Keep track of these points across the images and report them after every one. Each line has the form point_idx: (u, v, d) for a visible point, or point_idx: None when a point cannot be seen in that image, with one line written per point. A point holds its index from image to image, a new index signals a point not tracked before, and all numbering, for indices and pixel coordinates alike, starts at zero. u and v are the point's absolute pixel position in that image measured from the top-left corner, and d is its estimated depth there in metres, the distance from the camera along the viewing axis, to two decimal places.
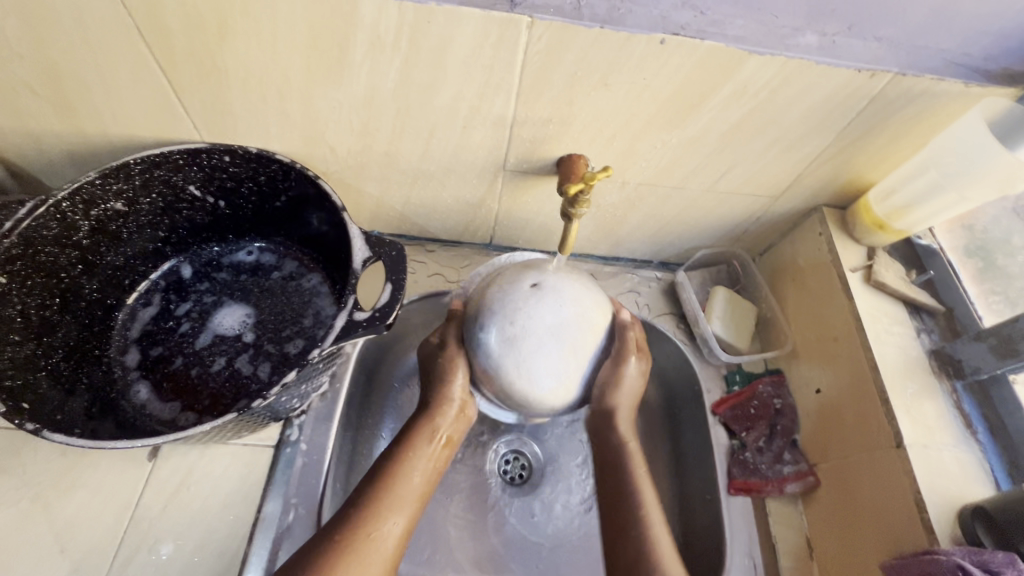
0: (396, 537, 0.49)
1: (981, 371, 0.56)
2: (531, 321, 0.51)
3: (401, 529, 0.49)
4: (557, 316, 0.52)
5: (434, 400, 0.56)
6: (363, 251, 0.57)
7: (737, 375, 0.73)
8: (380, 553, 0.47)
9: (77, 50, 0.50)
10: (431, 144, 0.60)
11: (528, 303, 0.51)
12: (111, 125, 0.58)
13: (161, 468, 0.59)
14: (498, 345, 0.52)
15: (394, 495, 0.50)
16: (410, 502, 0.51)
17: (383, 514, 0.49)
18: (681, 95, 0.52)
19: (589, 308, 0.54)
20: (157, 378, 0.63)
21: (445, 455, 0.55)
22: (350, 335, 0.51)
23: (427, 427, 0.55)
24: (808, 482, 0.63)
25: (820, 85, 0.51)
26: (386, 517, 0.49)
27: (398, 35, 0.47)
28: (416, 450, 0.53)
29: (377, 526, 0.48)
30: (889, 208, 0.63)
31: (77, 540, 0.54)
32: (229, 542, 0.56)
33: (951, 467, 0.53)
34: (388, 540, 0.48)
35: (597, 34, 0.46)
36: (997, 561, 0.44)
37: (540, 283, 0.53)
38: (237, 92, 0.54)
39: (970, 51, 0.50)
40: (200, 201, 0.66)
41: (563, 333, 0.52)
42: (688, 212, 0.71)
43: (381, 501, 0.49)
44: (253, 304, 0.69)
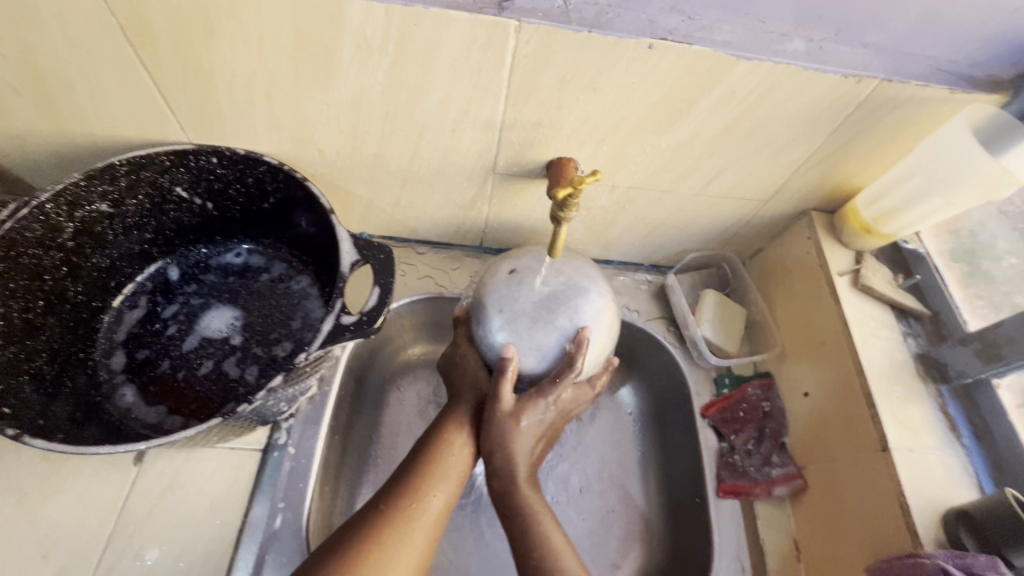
0: (440, 508, 0.52)
1: (966, 375, 0.57)
2: (519, 300, 0.56)
3: (445, 501, 0.53)
4: (543, 291, 0.56)
5: (462, 385, 0.60)
6: (352, 254, 0.56)
7: (727, 379, 0.73)
8: (428, 522, 0.51)
9: (60, 50, 0.49)
10: (420, 147, 0.60)
11: (510, 287, 0.56)
12: (97, 126, 0.58)
13: (146, 472, 0.58)
14: (498, 335, 0.56)
15: (435, 470, 0.54)
16: (450, 477, 0.54)
17: (427, 487, 0.53)
18: (670, 99, 0.53)
19: (570, 275, 0.58)
20: (143, 381, 0.62)
21: (479, 435, 0.59)
22: (337, 339, 0.51)
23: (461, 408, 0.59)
24: (795, 484, 0.63)
25: (807, 91, 0.51)
26: (430, 489, 0.52)
27: (386, 37, 0.47)
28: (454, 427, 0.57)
29: (422, 497, 0.52)
30: (876, 212, 0.64)
31: (61, 545, 0.54)
32: (215, 547, 0.55)
33: (936, 470, 0.53)
34: (435, 510, 0.52)
35: (585, 38, 0.46)
36: (979, 564, 0.45)
37: (517, 270, 0.58)
38: (225, 94, 0.54)
39: (955, 57, 0.50)
40: (188, 202, 0.66)
41: (551, 302, 0.55)
42: (678, 215, 0.71)
43: (424, 478, 0.53)
44: (241, 306, 0.68)
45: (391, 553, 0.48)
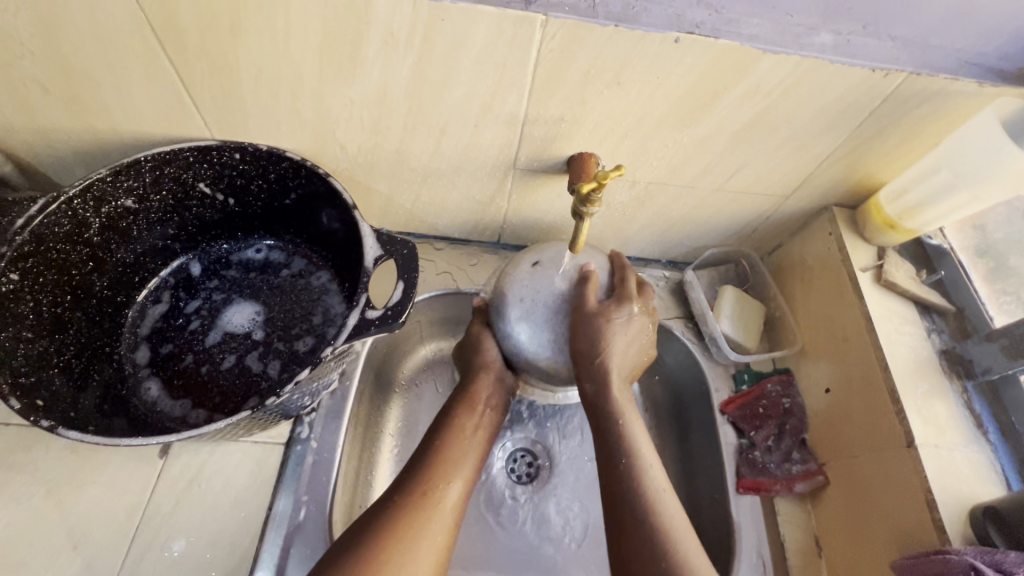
0: (456, 496, 0.53)
1: (992, 371, 0.56)
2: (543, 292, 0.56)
3: (461, 488, 0.54)
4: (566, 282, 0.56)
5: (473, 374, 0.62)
6: (375, 249, 0.57)
7: (746, 375, 0.73)
8: (445, 512, 0.51)
9: (89, 47, 0.50)
10: (441, 142, 0.60)
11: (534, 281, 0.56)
12: (123, 122, 0.58)
13: (172, 465, 0.59)
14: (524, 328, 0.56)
15: (447, 459, 0.55)
16: (463, 465, 0.55)
17: (440, 477, 0.53)
18: (694, 94, 0.52)
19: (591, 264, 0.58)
20: (167, 375, 0.63)
21: (490, 420, 0.61)
22: (363, 334, 0.51)
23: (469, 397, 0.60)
24: (817, 481, 0.63)
25: (834, 85, 0.51)
26: (443, 479, 0.53)
27: (412, 32, 0.47)
28: (462, 416, 0.59)
29: (436, 487, 0.52)
30: (900, 208, 0.63)
31: (90, 536, 0.54)
32: (240, 539, 0.56)
33: (963, 467, 0.53)
34: (450, 498, 0.52)
35: (611, 32, 0.46)
36: (1009, 560, 0.44)
37: (540, 262, 0.58)
38: (249, 89, 0.54)
39: (985, 50, 0.50)
40: (210, 198, 0.66)
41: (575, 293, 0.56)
42: (697, 211, 0.71)
43: (438, 468, 0.54)
44: (262, 301, 0.69)
45: (412, 545, 0.48)
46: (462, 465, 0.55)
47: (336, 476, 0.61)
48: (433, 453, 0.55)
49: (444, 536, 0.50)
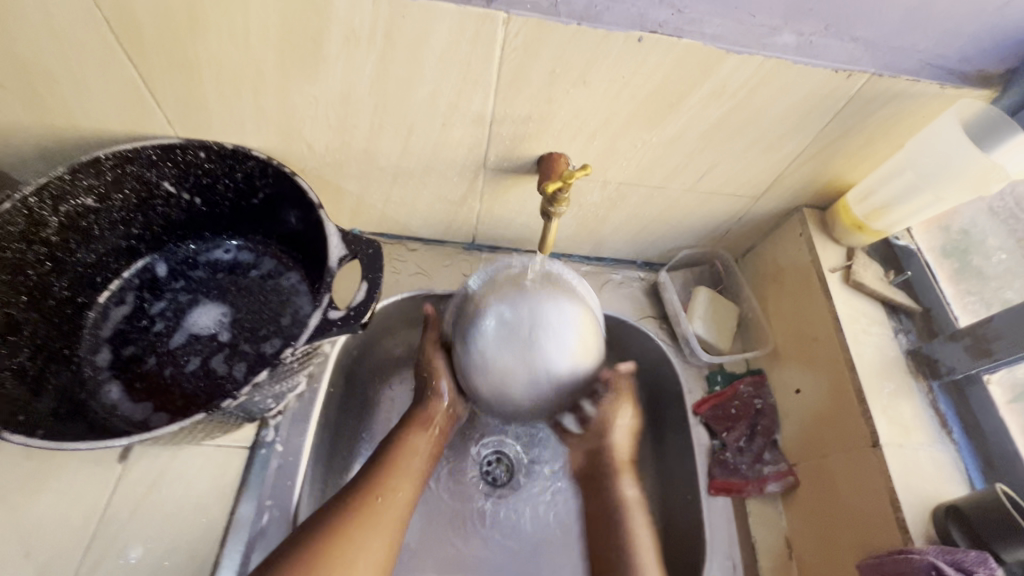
0: (405, 502, 0.54)
1: (956, 371, 0.56)
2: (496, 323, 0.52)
3: (409, 497, 0.55)
4: (520, 312, 0.52)
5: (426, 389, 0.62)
6: (339, 249, 0.56)
7: (719, 376, 0.73)
8: (392, 518, 0.53)
9: (44, 42, 0.49)
10: (409, 141, 0.60)
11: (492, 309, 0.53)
12: (82, 118, 0.57)
13: (132, 469, 0.58)
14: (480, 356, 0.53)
15: (399, 468, 0.56)
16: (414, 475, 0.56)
17: (395, 484, 0.55)
18: (660, 93, 0.52)
19: (557, 296, 0.54)
20: (129, 378, 0.61)
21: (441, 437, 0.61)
22: (324, 334, 0.51)
23: (423, 413, 0.61)
24: (787, 482, 0.63)
25: (798, 85, 0.51)
26: (397, 484, 0.55)
27: (373, 29, 0.47)
28: (416, 433, 0.59)
29: (392, 491, 0.54)
30: (867, 208, 0.64)
31: (43, 543, 0.53)
32: (200, 545, 0.55)
33: (927, 466, 0.53)
34: (397, 507, 0.54)
35: (574, 31, 0.46)
36: (969, 560, 0.45)
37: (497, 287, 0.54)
38: (211, 87, 0.54)
39: (945, 52, 0.50)
40: (175, 198, 0.65)
41: (532, 328, 0.51)
42: (669, 212, 0.71)
43: (390, 473, 0.55)
44: (229, 303, 0.68)
45: (360, 546, 0.50)
46: (412, 475, 0.57)
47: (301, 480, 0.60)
48: (389, 459, 0.57)
49: (388, 544, 0.51)
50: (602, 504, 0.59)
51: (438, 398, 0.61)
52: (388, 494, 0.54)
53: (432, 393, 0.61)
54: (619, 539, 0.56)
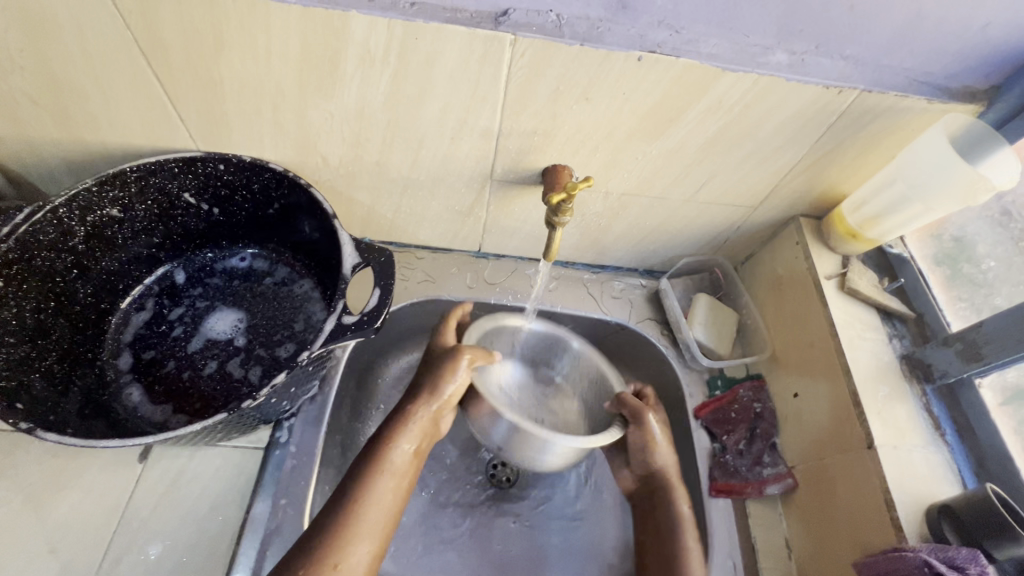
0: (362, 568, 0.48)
1: (948, 375, 0.58)
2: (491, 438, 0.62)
3: (368, 559, 0.49)
4: (510, 442, 0.61)
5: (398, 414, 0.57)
6: (353, 257, 0.59)
7: (719, 380, 0.75)
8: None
9: (77, 63, 0.52)
10: (420, 154, 0.62)
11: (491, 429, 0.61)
12: (108, 133, 0.60)
13: (152, 469, 0.60)
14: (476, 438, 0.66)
15: (360, 524, 0.49)
16: (374, 532, 0.50)
17: (353, 547, 0.48)
18: (660, 109, 0.55)
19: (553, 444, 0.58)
20: (150, 381, 0.64)
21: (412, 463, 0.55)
22: (338, 339, 0.53)
23: (384, 455, 0.53)
24: (787, 484, 0.64)
25: (791, 101, 0.53)
26: (353, 548, 0.48)
27: (388, 49, 0.49)
28: (378, 475, 0.52)
29: (348, 557, 0.47)
30: (860, 218, 0.66)
31: (67, 539, 0.55)
32: (217, 543, 0.57)
33: (920, 467, 0.55)
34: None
35: (577, 51, 0.49)
36: (960, 557, 0.47)
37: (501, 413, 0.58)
38: (233, 104, 0.56)
39: (932, 70, 0.53)
40: (195, 208, 0.68)
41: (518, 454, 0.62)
42: (669, 221, 0.73)
43: (346, 530, 0.48)
44: (245, 309, 0.70)
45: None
46: (371, 531, 0.50)
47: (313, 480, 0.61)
48: (348, 514, 0.49)
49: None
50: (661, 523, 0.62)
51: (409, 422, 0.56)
52: (341, 564, 0.47)
53: (402, 419, 0.56)
54: (677, 552, 0.59)
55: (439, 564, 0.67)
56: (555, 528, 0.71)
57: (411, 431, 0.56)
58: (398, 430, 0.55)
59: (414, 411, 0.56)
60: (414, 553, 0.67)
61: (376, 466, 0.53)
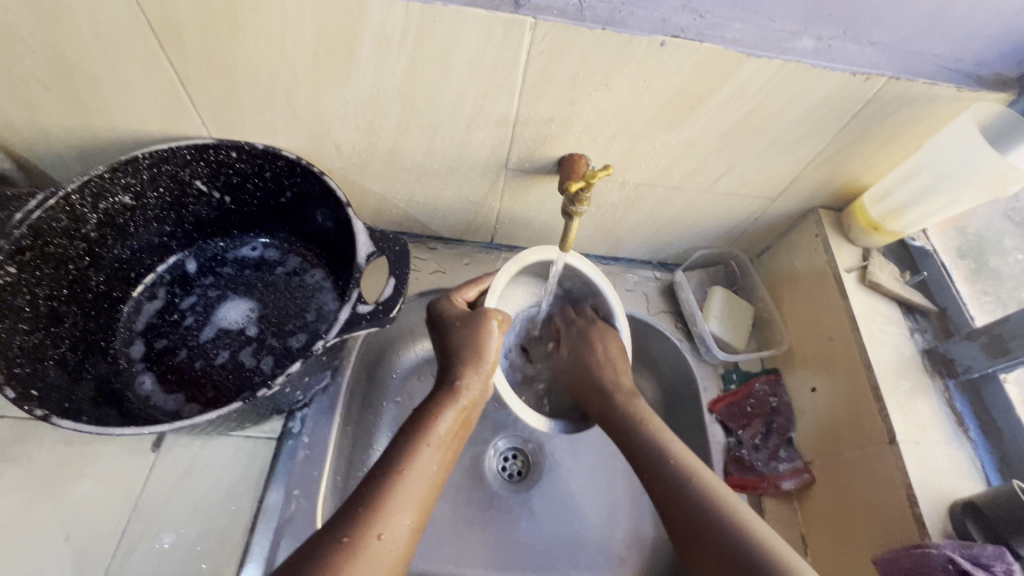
0: (401, 541, 0.43)
1: (973, 370, 0.57)
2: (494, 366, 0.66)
3: (410, 531, 0.44)
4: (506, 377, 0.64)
5: (446, 384, 0.53)
6: (367, 246, 0.58)
7: (735, 374, 0.74)
8: (386, 559, 0.42)
9: (89, 47, 0.51)
10: (434, 142, 0.61)
11: None
12: (120, 119, 0.59)
13: (164, 458, 0.60)
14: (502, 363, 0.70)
15: (405, 493, 0.45)
16: (417, 502, 0.45)
17: (394, 518, 0.43)
18: (681, 97, 0.54)
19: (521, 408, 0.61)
20: (161, 369, 0.64)
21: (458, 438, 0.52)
22: (353, 328, 0.52)
23: (430, 425, 0.50)
24: (803, 480, 0.64)
25: (815, 89, 0.52)
26: (396, 519, 0.43)
27: (405, 34, 0.48)
28: (422, 446, 0.48)
29: (390, 528, 0.43)
30: (883, 210, 0.64)
31: (82, 528, 0.56)
32: (231, 533, 0.57)
33: (943, 463, 0.54)
34: (391, 550, 0.42)
35: (598, 35, 0.47)
36: (986, 554, 0.46)
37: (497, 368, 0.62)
38: (246, 89, 0.55)
39: (962, 56, 0.51)
40: (206, 196, 0.67)
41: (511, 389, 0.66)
42: (685, 212, 0.72)
43: (389, 499, 0.44)
44: (256, 298, 0.70)
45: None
46: (411, 503, 0.45)
47: (328, 470, 0.61)
48: (389, 482, 0.45)
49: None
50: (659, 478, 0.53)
51: (458, 394, 0.53)
52: (383, 534, 0.42)
53: (450, 386, 0.53)
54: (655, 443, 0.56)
55: (451, 556, 0.67)
56: (567, 521, 0.70)
57: (456, 402, 0.52)
58: (444, 402, 0.52)
59: (460, 383, 0.53)
60: (425, 546, 0.67)
61: (422, 434, 0.49)
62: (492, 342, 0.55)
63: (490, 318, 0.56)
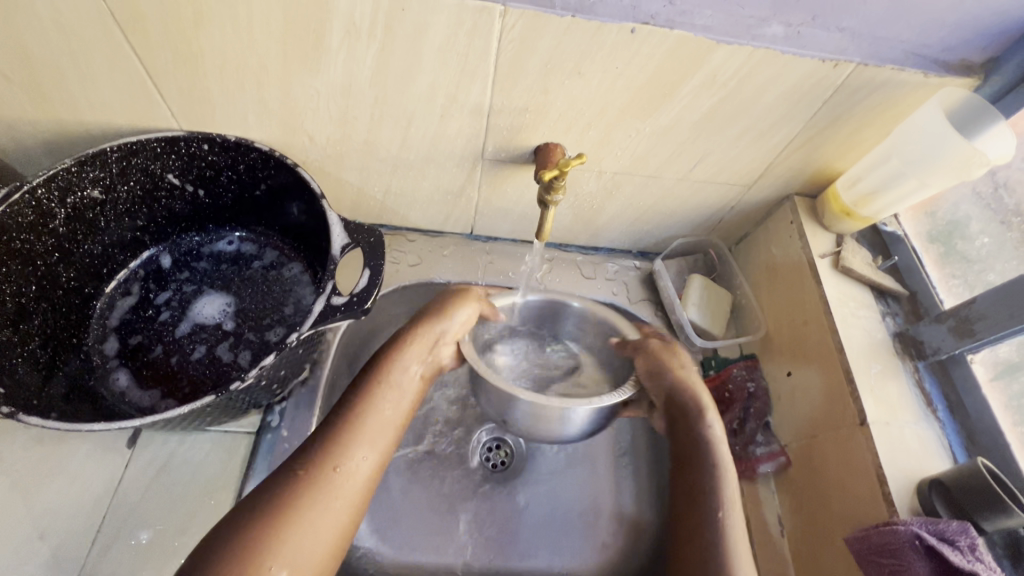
0: (360, 474, 0.47)
1: (941, 351, 0.58)
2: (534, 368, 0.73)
3: (370, 465, 0.48)
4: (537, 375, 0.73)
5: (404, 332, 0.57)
6: (342, 238, 0.58)
7: (714, 361, 0.75)
8: (334, 498, 0.44)
9: (51, 37, 0.50)
10: (410, 133, 0.61)
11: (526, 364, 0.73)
12: (87, 112, 0.58)
13: (140, 454, 0.59)
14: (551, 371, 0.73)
15: (363, 427, 0.49)
16: (378, 441, 0.49)
17: (351, 453, 0.47)
18: (653, 84, 0.54)
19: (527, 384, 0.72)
20: (137, 366, 0.63)
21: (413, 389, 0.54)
22: (328, 320, 0.52)
23: (388, 367, 0.53)
24: (779, 462, 0.65)
25: (786, 75, 0.52)
26: (351, 454, 0.47)
27: (375, 22, 0.48)
28: (380, 388, 0.52)
29: (346, 461, 0.46)
30: (855, 195, 0.65)
31: (56, 527, 0.55)
32: (209, 528, 0.57)
33: (912, 443, 0.55)
34: (350, 481, 0.46)
35: (569, 22, 0.47)
36: (951, 529, 0.47)
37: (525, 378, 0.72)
38: (214, 80, 0.55)
39: (929, 42, 0.51)
40: (179, 190, 0.66)
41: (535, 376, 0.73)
42: (664, 201, 0.72)
43: (348, 435, 0.48)
44: (233, 293, 0.69)
45: (295, 542, 0.41)
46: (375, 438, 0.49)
47: None
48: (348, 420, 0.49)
49: (321, 538, 0.43)
50: (695, 476, 0.55)
51: (410, 345, 0.55)
52: (339, 467, 0.46)
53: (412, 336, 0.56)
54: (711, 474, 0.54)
55: (435, 546, 0.67)
56: (548, 509, 0.71)
57: (416, 349, 0.55)
58: (398, 347, 0.55)
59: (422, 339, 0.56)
60: (405, 540, 0.67)
61: (382, 380, 0.52)
62: (462, 314, 0.58)
63: (470, 299, 0.61)
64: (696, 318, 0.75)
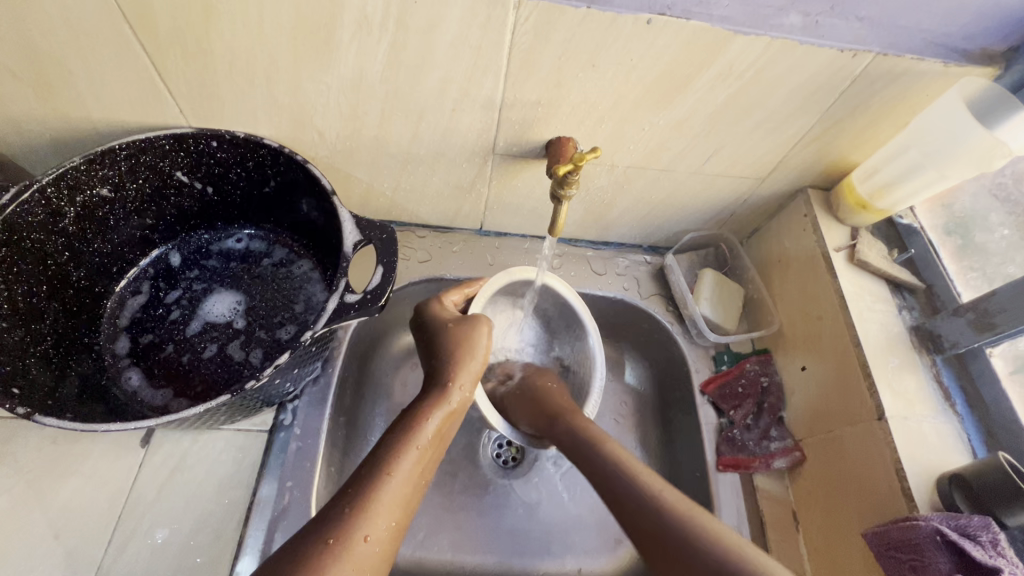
0: (385, 541, 0.42)
1: (959, 346, 0.58)
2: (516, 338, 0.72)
3: (393, 533, 0.43)
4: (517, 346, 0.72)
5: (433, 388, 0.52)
6: (354, 235, 0.57)
7: (726, 356, 0.75)
8: (362, 570, 0.39)
9: (58, 34, 0.49)
10: (420, 127, 0.60)
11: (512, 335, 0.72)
12: (96, 110, 0.58)
13: (154, 453, 0.59)
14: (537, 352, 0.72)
15: (390, 494, 0.44)
16: (398, 508, 0.44)
17: (379, 520, 0.42)
18: (669, 76, 0.53)
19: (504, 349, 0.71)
20: (148, 365, 0.63)
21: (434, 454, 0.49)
22: (342, 318, 0.52)
23: (418, 427, 0.48)
24: (794, 457, 0.65)
25: (803, 66, 0.51)
26: (379, 519, 0.42)
27: (386, 15, 0.47)
28: (406, 451, 0.46)
29: (375, 529, 0.41)
30: (871, 187, 0.65)
31: (72, 526, 0.55)
32: (224, 527, 0.57)
33: (930, 437, 0.55)
34: (376, 552, 0.41)
35: (584, 14, 0.47)
36: (972, 525, 0.46)
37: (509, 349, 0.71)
38: (223, 76, 0.54)
39: (950, 31, 0.50)
40: (188, 187, 0.66)
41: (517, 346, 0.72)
42: (676, 195, 0.71)
43: (376, 501, 0.43)
44: (243, 291, 0.69)
45: None
46: (396, 504, 0.44)
47: (321, 461, 0.61)
48: (376, 482, 0.44)
49: None
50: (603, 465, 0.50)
51: (443, 398, 0.51)
52: (370, 536, 0.41)
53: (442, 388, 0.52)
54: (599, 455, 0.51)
55: (448, 543, 0.67)
56: (562, 505, 0.71)
57: (441, 406, 0.51)
58: (434, 402, 0.51)
59: (446, 387, 0.52)
60: (420, 536, 0.67)
61: (410, 437, 0.48)
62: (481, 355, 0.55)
63: (484, 326, 0.57)
64: (709, 312, 0.74)
